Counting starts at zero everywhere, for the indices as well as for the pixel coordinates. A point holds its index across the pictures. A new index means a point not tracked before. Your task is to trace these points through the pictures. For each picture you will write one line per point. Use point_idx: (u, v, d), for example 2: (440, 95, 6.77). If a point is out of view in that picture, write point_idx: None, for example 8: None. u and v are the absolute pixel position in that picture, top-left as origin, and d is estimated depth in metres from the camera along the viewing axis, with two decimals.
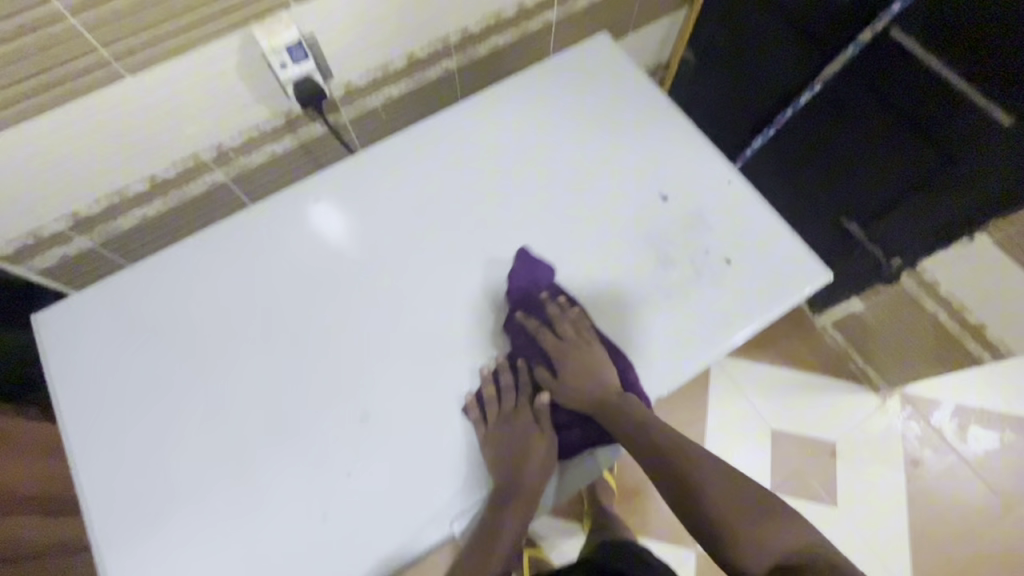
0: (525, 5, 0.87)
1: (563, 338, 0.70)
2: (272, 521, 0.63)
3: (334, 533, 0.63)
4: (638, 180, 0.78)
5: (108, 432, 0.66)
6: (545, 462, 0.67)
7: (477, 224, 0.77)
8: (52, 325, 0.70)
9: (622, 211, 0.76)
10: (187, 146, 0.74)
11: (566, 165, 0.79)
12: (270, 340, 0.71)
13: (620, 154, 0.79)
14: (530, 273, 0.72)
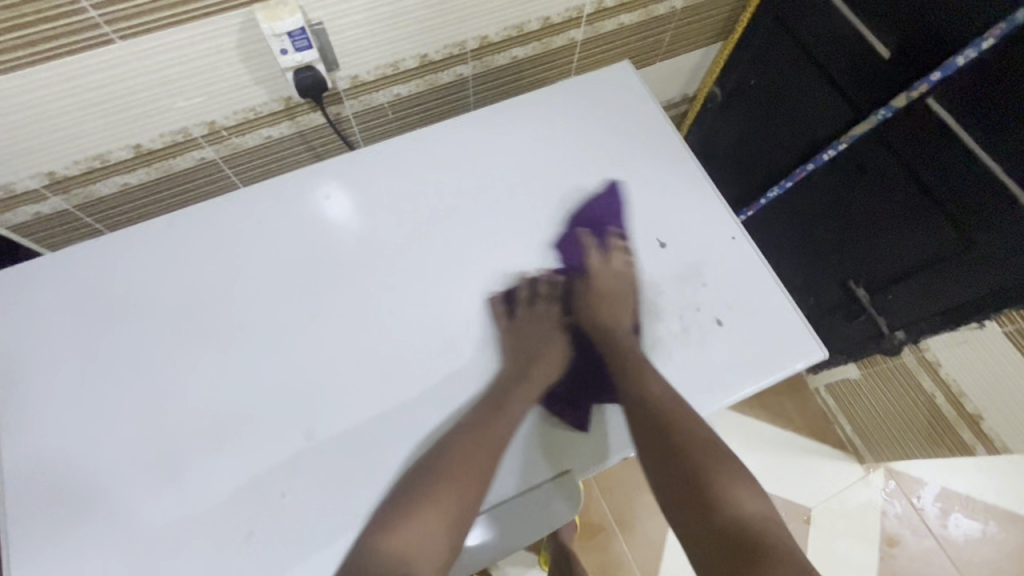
0: (551, 21, 0.85)
1: (608, 265, 0.72)
2: (195, 530, 0.59)
3: (257, 554, 0.59)
4: (639, 221, 0.74)
5: (45, 412, 0.63)
6: (548, 379, 0.68)
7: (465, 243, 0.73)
8: (5, 287, 0.67)
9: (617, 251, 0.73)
10: (178, 120, 0.71)
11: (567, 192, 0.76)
12: (227, 336, 0.67)
13: (625, 191, 0.75)
14: (611, 211, 0.74)
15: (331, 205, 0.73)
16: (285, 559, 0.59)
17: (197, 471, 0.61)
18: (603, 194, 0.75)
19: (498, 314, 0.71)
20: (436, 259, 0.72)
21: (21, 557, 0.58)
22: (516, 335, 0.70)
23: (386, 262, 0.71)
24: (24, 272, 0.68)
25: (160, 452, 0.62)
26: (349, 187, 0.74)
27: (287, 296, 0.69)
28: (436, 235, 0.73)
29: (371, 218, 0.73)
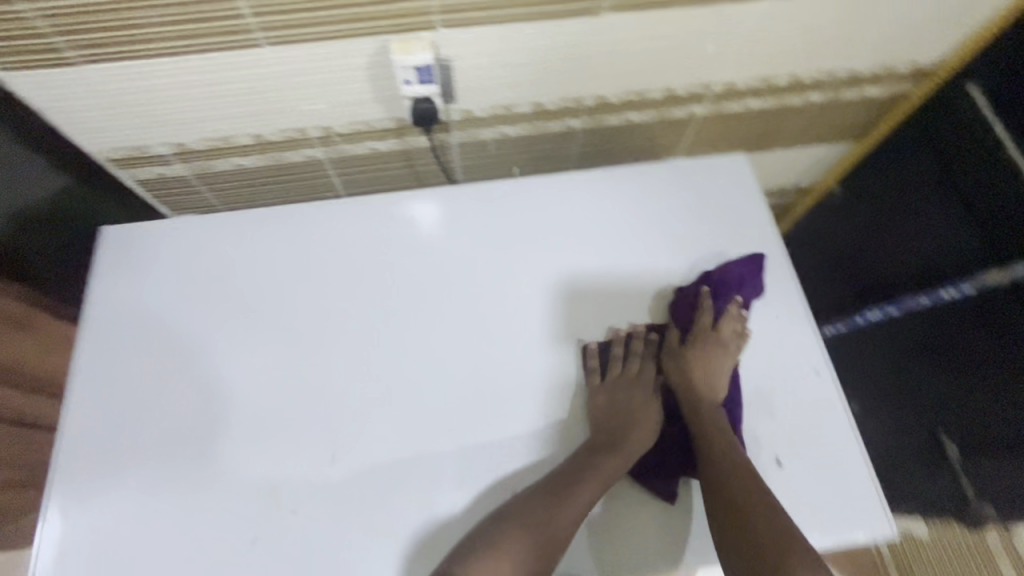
0: (674, 93, 0.83)
1: (716, 329, 0.69)
2: (208, 522, 0.61)
3: (255, 564, 0.59)
4: (715, 328, 0.69)
5: (115, 363, 0.68)
6: (638, 447, 0.64)
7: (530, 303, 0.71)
8: (114, 242, 0.74)
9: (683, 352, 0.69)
10: (299, 120, 0.76)
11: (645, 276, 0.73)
12: (286, 337, 0.69)
13: (707, 290, 0.71)
14: (739, 278, 0.71)
15: (414, 234, 0.74)
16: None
17: (223, 460, 0.63)
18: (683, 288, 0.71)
19: (590, 370, 0.68)
20: (497, 314, 0.70)
21: (58, 497, 0.62)
22: (612, 397, 0.66)
23: (448, 302, 0.71)
24: (133, 231, 0.74)
25: (197, 432, 0.65)
26: (434, 221, 0.75)
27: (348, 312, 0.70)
28: (503, 289, 0.71)
29: (444, 255, 0.73)
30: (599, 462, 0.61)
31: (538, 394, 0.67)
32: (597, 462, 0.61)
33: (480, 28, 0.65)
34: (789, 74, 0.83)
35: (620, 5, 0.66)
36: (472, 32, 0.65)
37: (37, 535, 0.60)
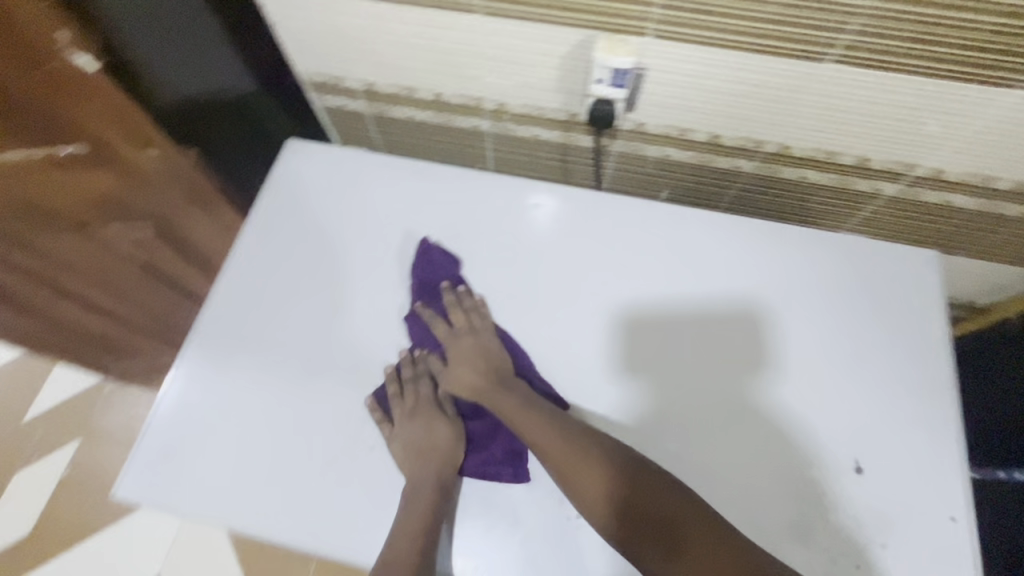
0: (868, 163, 0.75)
1: (461, 325, 0.68)
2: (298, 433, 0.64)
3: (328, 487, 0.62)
4: (847, 429, 0.61)
5: (249, 268, 0.72)
6: (445, 457, 0.63)
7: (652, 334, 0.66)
8: (290, 153, 0.78)
9: (766, 436, 0.62)
10: (479, 90, 0.78)
11: (671, 326, 0.66)
12: (408, 287, 0.71)
13: (850, 385, 0.63)
14: (432, 266, 0.70)
15: (528, 223, 0.72)
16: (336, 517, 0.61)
17: (322, 391, 0.66)
18: (727, 360, 0.64)
19: (378, 422, 0.64)
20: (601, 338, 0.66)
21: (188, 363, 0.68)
22: (403, 439, 0.63)
23: (559, 309, 0.68)
24: (295, 149, 0.77)
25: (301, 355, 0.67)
26: (547, 216, 0.72)
27: (462, 285, 0.70)
28: (615, 310, 0.67)
29: (578, 256, 0.70)
30: (427, 479, 0.61)
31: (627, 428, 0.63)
32: (426, 469, 0.61)
33: (689, 46, 0.63)
34: (1013, 178, 0.72)
35: (847, 58, 0.61)
36: (679, 49, 0.64)
37: (154, 405, 0.66)
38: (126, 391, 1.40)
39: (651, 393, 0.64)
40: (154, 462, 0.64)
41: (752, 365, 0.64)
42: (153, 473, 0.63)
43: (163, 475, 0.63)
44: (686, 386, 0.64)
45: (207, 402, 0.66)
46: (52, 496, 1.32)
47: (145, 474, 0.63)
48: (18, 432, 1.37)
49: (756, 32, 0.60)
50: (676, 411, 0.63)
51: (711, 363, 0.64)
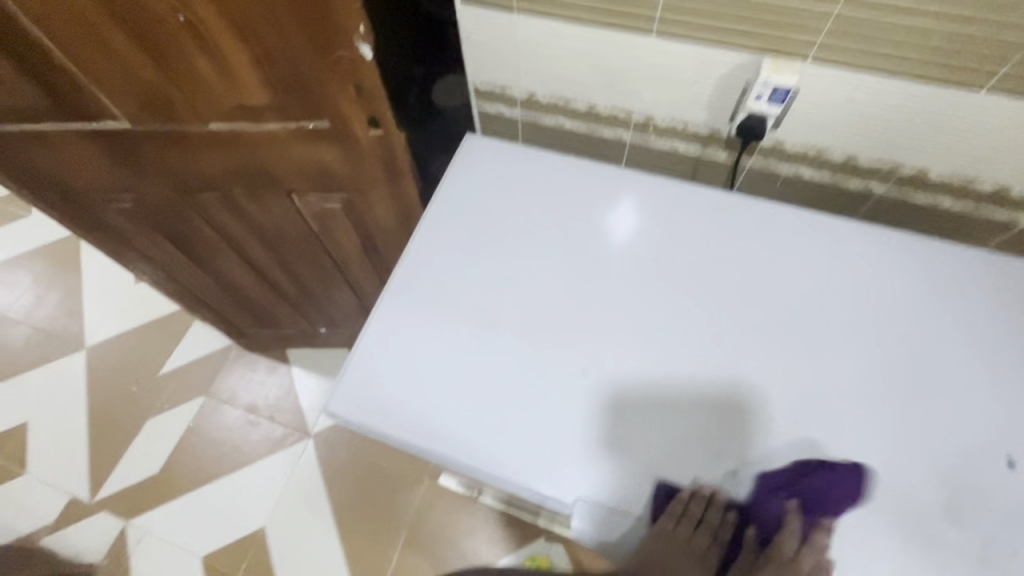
0: (1007, 193, 0.79)
1: (788, 564, 0.54)
2: (465, 380, 0.66)
3: (490, 433, 0.63)
4: (995, 422, 0.59)
5: (427, 234, 0.77)
6: None
7: (802, 313, 0.67)
8: (469, 143, 0.85)
9: (872, 450, 0.58)
10: (632, 103, 0.88)
11: (737, 370, 0.64)
12: (566, 258, 0.74)
13: (999, 382, 0.61)
14: (849, 488, 0.56)
15: (614, 232, 0.76)
16: (521, 455, 0.62)
17: (492, 343, 0.69)
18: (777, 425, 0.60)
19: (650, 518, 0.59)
20: (740, 319, 0.67)
21: (375, 314, 0.71)
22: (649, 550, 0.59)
23: (706, 285, 0.70)
24: (474, 143, 0.85)
25: (482, 308, 0.71)
26: (630, 228, 0.76)
27: (620, 257, 0.74)
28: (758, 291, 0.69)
29: (726, 241, 0.73)
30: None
31: (783, 403, 0.62)
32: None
33: (847, 71, 0.71)
34: None
35: (1001, 87, 0.67)
36: (837, 73, 0.71)
37: (359, 336, 0.70)
38: (249, 358, 1.55)
39: (630, 474, 0.60)
40: (356, 384, 0.67)
41: (858, 383, 0.62)
42: (355, 392, 0.66)
43: (366, 393, 0.66)
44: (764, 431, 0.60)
45: (401, 338, 0.69)
46: (178, 443, 1.46)
47: (349, 394, 0.66)
48: (154, 385, 1.54)
49: (916, 59, 0.67)
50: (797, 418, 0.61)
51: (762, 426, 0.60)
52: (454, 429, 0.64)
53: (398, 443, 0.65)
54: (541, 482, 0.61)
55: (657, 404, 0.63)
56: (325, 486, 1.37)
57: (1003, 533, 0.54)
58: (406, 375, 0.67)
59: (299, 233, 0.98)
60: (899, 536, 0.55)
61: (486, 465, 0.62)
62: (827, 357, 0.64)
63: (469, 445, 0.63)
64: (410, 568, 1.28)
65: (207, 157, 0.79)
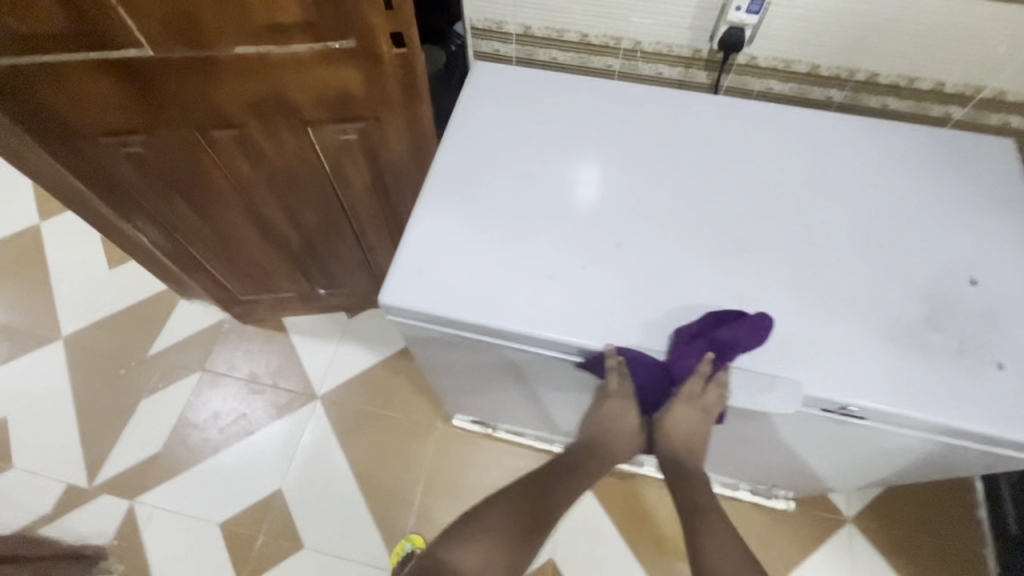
0: (943, 88, 0.93)
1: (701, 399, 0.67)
2: (512, 264, 0.73)
3: (541, 303, 0.70)
4: (958, 251, 0.71)
5: (455, 147, 0.82)
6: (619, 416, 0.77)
7: (794, 186, 0.77)
8: (479, 70, 0.91)
9: (868, 281, 0.69)
10: (621, 30, 0.97)
11: (747, 233, 0.73)
12: (587, 158, 0.81)
13: (957, 222, 0.73)
14: (746, 336, 0.63)
15: (579, 193, 0.78)
16: (572, 320, 0.69)
17: (532, 230, 0.75)
18: (788, 272, 0.70)
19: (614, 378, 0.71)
20: (745, 195, 0.77)
21: (418, 216, 0.76)
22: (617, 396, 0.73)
23: (711, 170, 0.79)
24: (485, 70, 0.91)
25: (517, 206, 0.77)
26: (595, 185, 0.79)
27: (633, 154, 0.82)
28: (755, 172, 0.79)
29: (722, 134, 0.83)
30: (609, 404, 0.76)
31: (791, 255, 0.71)
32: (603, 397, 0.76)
33: None
34: None
35: None
36: None
37: (404, 237, 0.75)
38: (244, 330, 1.53)
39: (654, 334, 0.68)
40: (409, 277, 0.72)
41: (848, 233, 0.73)
42: (410, 284, 0.72)
43: (421, 282, 0.72)
44: (778, 277, 0.70)
45: (446, 236, 0.75)
46: (175, 421, 1.42)
47: (405, 288, 0.72)
48: (143, 367, 1.50)
49: None
50: (808, 267, 0.70)
51: (775, 275, 0.70)
52: (508, 303, 0.71)
53: (455, 322, 0.71)
54: (592, 337, 0.68)
55: (684, 266, 0.71)
56: (341, 442, 1.39)
57: (972, 330, 0.66)
58: (455, 265, 0.73)
59: (312, 174, 1.01)
60: (895, 344, 0.65)
61: (542, 330, 0.69)
62: (821, 217, 0.74)
63: (524, 315, 0.70)
64: (435, 506, 1.32)
65: (229, 89, 0.81)
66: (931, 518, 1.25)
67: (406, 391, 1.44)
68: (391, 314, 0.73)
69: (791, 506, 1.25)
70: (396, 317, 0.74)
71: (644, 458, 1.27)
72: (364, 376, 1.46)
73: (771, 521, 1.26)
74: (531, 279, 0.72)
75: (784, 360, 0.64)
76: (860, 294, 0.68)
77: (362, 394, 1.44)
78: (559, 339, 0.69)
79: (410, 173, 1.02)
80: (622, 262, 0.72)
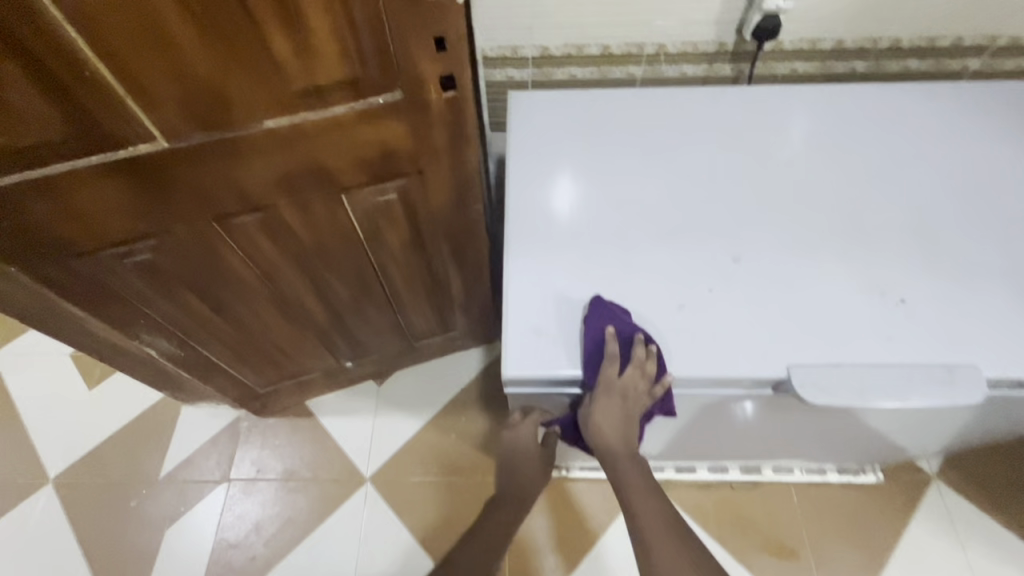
0: (962, 42, 0.94)
1: (621, 384, 0.62)
2: (631, 300, 0.66)
3: (678, 335, 0.64)
4: None
5: (523, 187, 0.76)
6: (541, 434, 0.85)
7: (877, 161, 0.75)
8: (519, 100, 0.85)
9: (992, 244, 0.68)
10: (644, 36, 0.93)
11: (854, 219, 0.70)
12: (665, 172, 0.76)
13: None
14: (612, 312, 0.64)
15: (565, 210, 0.73)
16: (721, 348, 0.63)
17: (641, 260, 0.69)
18: (913, 251, 0.67)
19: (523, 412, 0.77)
20: (834, 182, 0.74)
21: (512, 270, 0.69)
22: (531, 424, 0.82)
23: (792, 160, 0.76)
24: (525, 98, 0.85)
25: (572, 241, 0.71)
26: (572, 199, 0.75)
27: (707, 159, 0.77)
28: (835, 156, 0.76)
29: (787, 123, 0.80)
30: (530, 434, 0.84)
31: (906, 232, 0.69)
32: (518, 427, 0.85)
33: None
34: None
35: None
36: None
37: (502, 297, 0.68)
38: (264, 425, 1.38)
39: (809, 347, 0.62)
40: (524, 339, 0.65)
41: (948, 199, 0.71)
42: (528, 346, 0.64)
43: (540, 341, 0.65)
44: (906, 257, 0.67)
45: (548, 285, 0.68)
46: (212, 544, 1.26)
47: (525, 351, 0.64)
48: (159, 493, 1.32)
49: None
50: (929, 242, 0.68)
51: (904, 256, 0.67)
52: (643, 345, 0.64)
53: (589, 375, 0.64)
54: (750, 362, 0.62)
55: (809, 267, 0.67)
56: (403, 523, 1.26)
57: None
58: (569, 316, 0.66)
59: (345, 244, 0.91)
60: None
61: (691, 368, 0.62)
62: (920, 190, 0.72)
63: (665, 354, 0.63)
64: (525, 563, 1.19)
65: (255, 168, 0.71)
66: (1006, 456, 1.27)
67: (461, 452, 1.33)
68: (509, 383, 0.65)
69: (882, 477, 1.25)
70: (516, 384, 0.66)
71: (728, 463, 1.22)
72: (411, 445, 1.34)
73: (862, 496, 1.24)
74: (658, 313, 0.65)
75: (947, 348, 0.61)
76: (989, 260, 0.67)
77: (414, 466, 1.32)
78: (712, 371, 0.62)
79: (451, 221, 0.94)
80: (746, 275, 0.67)
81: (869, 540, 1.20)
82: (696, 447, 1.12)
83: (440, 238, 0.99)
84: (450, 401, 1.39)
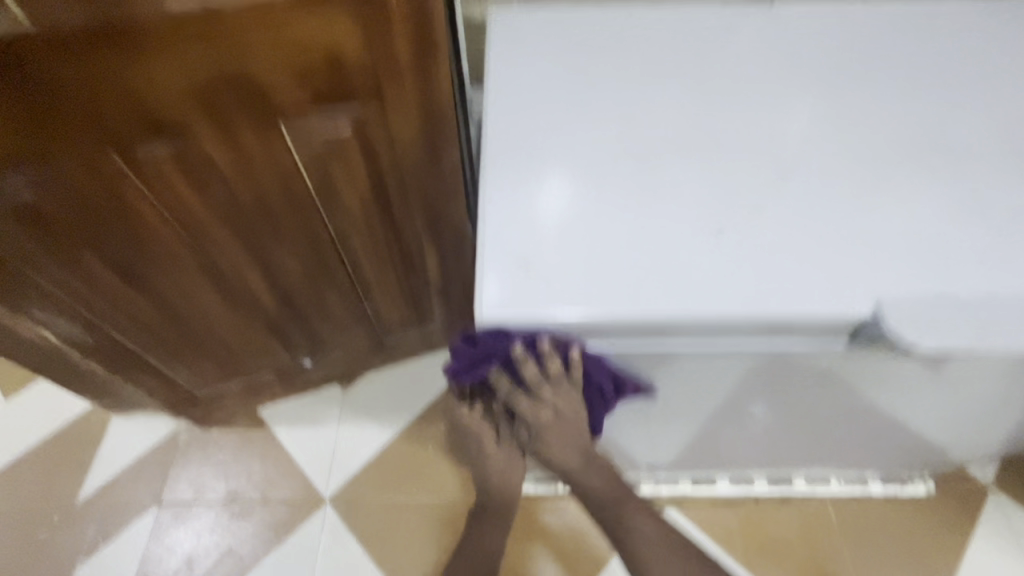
0: None
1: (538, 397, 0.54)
2: (655, 226, 0.49)
3: (717, 271, 0.47)
4: None
5: (509, 104, 0.59)
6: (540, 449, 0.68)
7: (957, 64, 0.59)
8: (504, 14, 0.68)
9: None
10: None
11: (933, 130, 0.54)
12: (688, 79, 0.60)
13: None
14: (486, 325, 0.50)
15: (571, 125, 0.57)
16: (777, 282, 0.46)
17: (662, 180, 0.52)
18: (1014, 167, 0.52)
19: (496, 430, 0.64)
20: (904, 87, 0.57)
21: (493, 198, 0.52)
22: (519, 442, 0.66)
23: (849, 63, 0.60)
24: (511, 11, 0.68)
25: (572, 158, 0.54)
26: (579, 112, 0.58)
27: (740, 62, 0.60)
28: (904, 57, 0.60)
29: (839, 20, 0.63)
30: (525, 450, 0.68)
31: (1001, 146, 0.53)
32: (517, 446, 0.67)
33: None
34: None
35: None
36: None
37: (478, 228, 0.51)
38: (206, 438, 1.17)
39: (884, 282, 0.47)
40: (507, 281, 0.48)
41: None
42: (511, 290, 0.48)
43: (529, 285, 0.48)
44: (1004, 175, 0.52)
45: (542, 214, 0.50)
46: None
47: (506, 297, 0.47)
48: (78, 520, 1.10)
49: None
50: None
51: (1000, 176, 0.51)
52: (670, 286, 0.47)
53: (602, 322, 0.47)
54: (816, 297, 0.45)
55: (880, 187, 0.51)
56: (371, 555, 1.05)
57: None
58: (568, 251, 0.49)
59: (289, 199, 0.74)
60: None
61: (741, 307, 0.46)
62: (1016, 94, 0.56)
63: (700, 296, 0.46)
64: None
65: (163, 76, 0.56)
66: None
67: (440, 468, 1.13)
68: (485, 340, 0.49)
69: (933, 486, 1.06)
70: (496, 345, 0.49)
71: (754, 474, 1.04)
72: (380, 461, 1.14)
73: (911, 511, 1.05)
74: (694, 240, 0.49)
75: None
76: None
77: (383, 484, 1.11)
78: (762, 315, 0.45)
79: (424, 173, 0.79)
80: (800, 195, 0.51)
81: (921, 564, 1.01)
82: (717, 449, 0.94)
83: (413, 199, 0.82)
84: (426, 406, 1.19)
